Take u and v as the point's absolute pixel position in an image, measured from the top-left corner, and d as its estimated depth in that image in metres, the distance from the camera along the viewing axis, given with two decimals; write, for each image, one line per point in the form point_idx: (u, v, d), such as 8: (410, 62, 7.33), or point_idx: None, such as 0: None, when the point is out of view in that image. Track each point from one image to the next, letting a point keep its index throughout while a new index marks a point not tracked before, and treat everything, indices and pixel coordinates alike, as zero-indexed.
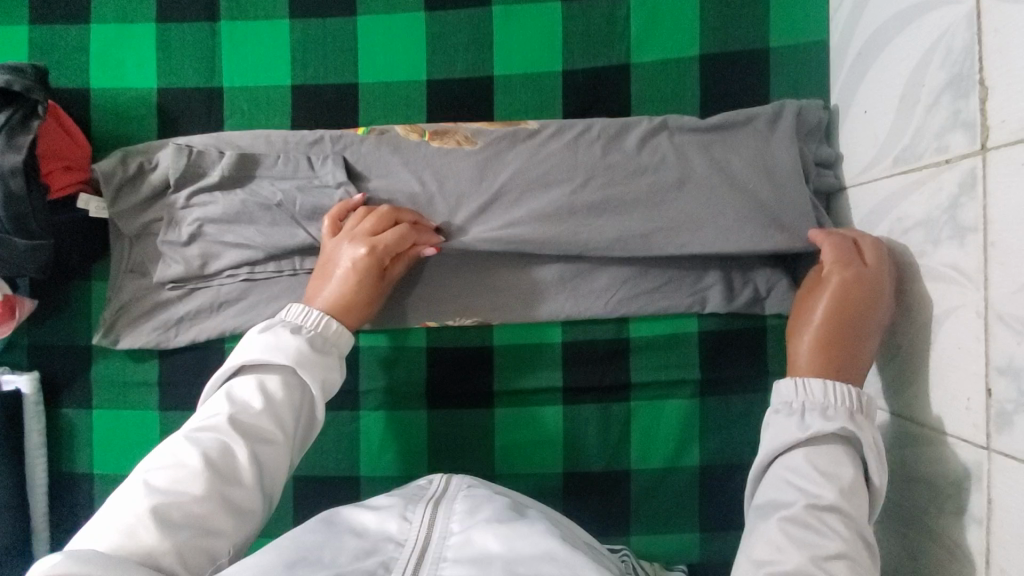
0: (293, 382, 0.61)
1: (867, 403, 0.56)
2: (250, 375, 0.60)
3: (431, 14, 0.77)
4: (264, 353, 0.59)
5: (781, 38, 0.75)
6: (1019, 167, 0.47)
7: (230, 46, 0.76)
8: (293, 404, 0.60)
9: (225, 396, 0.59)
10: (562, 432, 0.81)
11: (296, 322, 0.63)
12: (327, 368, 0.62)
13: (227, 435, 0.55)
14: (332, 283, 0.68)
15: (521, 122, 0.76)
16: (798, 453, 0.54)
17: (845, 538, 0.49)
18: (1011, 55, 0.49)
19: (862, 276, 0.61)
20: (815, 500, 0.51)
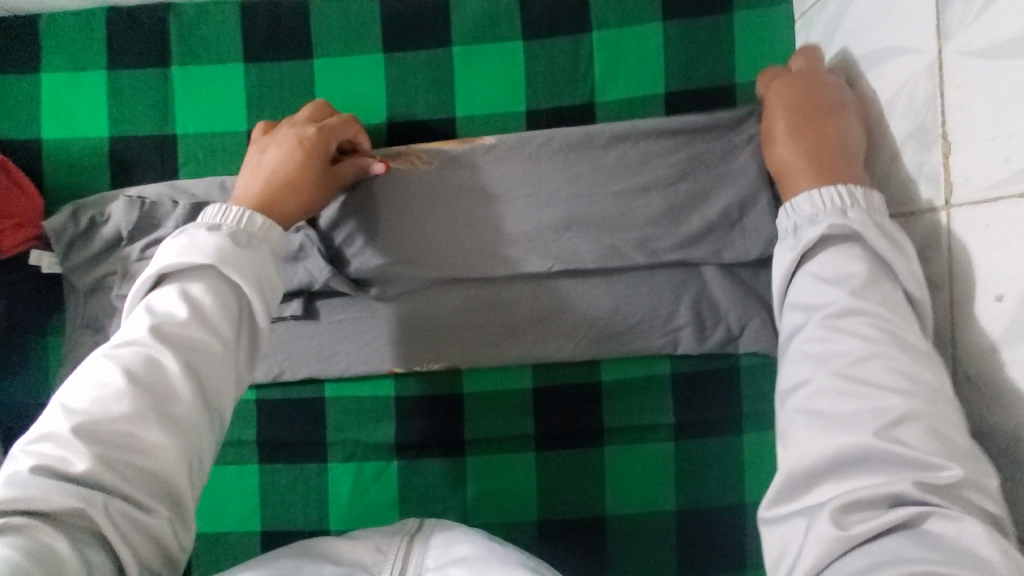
0: (221, 284, 0.51)
1: (864, 195, 0.51)
2: (171, 283, 0.51)
3: (388, 55, 0.74)
4: (181, 256, 0.51)
5: (747, 75, 0.73)
6: (984, 229, 0.45)
7: (185, 93, 0.75)
8: (226, 305, 0.50)
9: (145, 308, 0.50)
10: (536, 479, 0.75)
11: (217, 223, 0.54)
12: (258, 263, 0.53)
13: (151, 347, 0.47)
14: (264, 167, 0.61)
15: (477, 138, 0.72)
16: (805, 272, 0.50)
17: (875, 340, 0.44)
18: (973, 112, 0.45)
19: (801, 87, 0.59)
20: (831, 309, 0.47)
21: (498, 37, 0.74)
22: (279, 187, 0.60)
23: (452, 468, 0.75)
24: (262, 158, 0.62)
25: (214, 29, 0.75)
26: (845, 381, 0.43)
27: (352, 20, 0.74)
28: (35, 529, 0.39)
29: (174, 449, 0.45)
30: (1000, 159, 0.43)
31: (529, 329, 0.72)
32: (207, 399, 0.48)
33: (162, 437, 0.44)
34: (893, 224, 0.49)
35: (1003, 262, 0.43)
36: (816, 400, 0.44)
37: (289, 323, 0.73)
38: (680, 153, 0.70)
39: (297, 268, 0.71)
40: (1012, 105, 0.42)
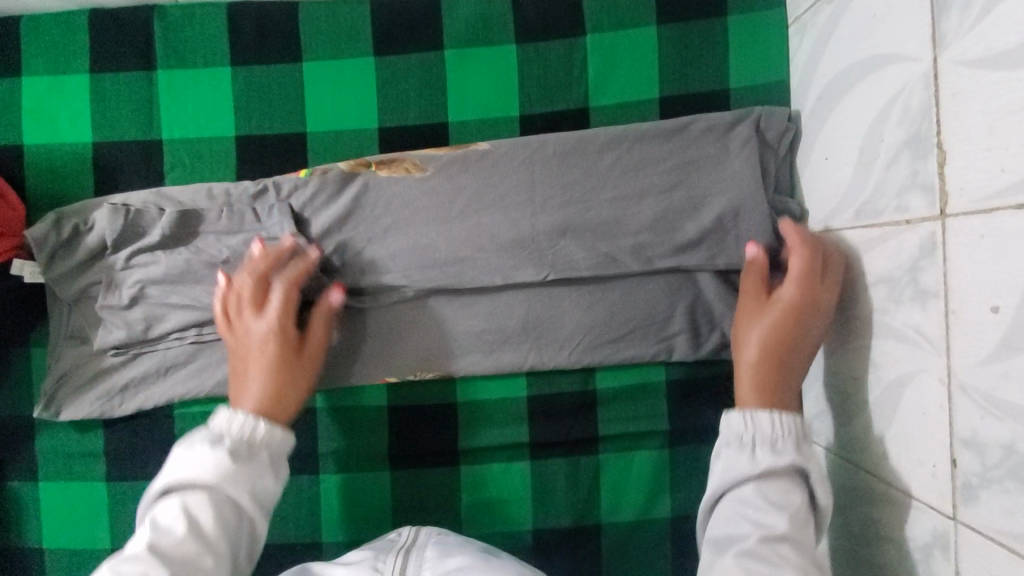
0: (219, 500, 0.56)
1: (808, 432, 0.57)
2: (175, 496, 0.56)
3: (379, 58, 0.73)
4: (187, 472, 0.57)
5: (741, 79, 0.72)
6: (979, 240, 0.45)
7: (170, 97, 0.73)
8: (224, 519, 0.56)
9: (151, 520, 0.55)
10: (531, 489, 0.74)
11: (218, 432, 0.59)
12: (254, 475, 0.58)
13: (148, 561, 0.52)
14: (250, 370, 0.64)
15: (472, 144, 0.72)
16: (750, 486, 0.55)
17: (795, 564, 0.52)
18: (969, 122, 0.45)
19: (806, 302, 0.60)
20: (769, 532, 0.53)
21: (490, 40, 0.73)
22: (275, 392, 0.63)
23: (446, 478, 0.75)
24: (251, 344, 0.65)
25: (200, 32, 0.73)
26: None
27: (342, 22, 0.73)
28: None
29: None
30: (997, 170, 0.43)
31: (524, 337, 0.72)
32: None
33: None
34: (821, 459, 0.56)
35: (999, 273, 0.43)
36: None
37: None
38: (674, 158, 0.70)
39: None
40: (1010, 116, 0.42)
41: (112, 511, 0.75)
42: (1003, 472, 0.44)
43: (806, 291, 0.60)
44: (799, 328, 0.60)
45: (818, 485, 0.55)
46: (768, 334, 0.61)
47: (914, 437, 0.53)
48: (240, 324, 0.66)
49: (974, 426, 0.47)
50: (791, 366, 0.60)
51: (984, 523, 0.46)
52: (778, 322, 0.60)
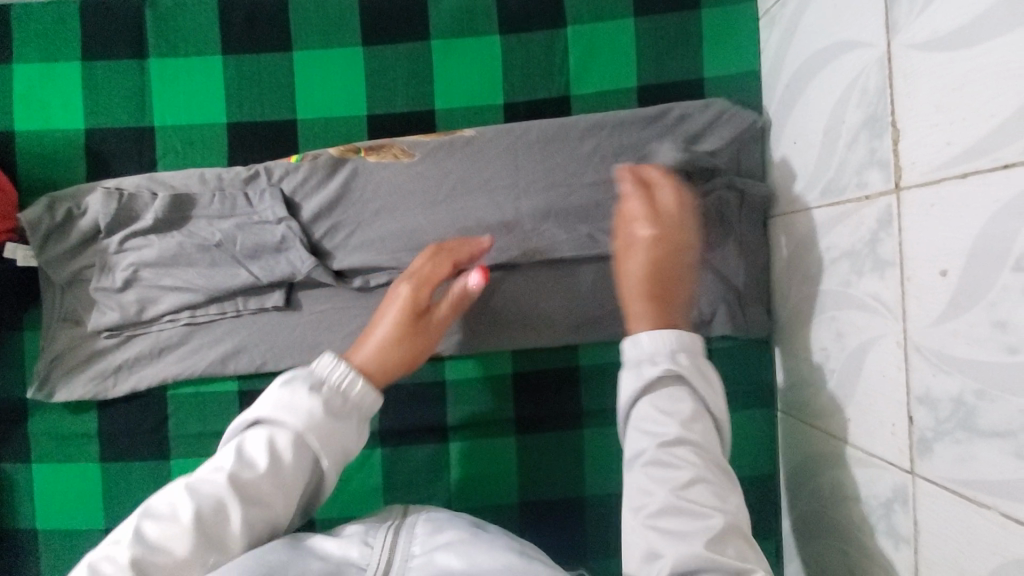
0: (303, 446, 0.52)
1: (687, 335, 0.56)
2: (265, 428, 0.52)
3: (367, 48, 0.75)
4: (279, 409, 0.52)
5: (714, 69, 0.76)
6: (929, 209, 0.48)
7: (162, 85, 0.75)
8: (304, 465, 0.52)
9: (237, 444, 0.52)
10: (518, 463, 0.77)
11: (322, 377, 0.55)
12: (342, 435, 0.54)
13: (223, 494, 0.49)
14: (376, 325, 0.62)
15: (458, 130, 0.74)
16: (642, 403, 0.54)
17: (695, 467, 0.51)
18: (918, 99, 0.49)
19: (665, 240, 0.62)
20: (664, 439, 0.52)
21: (475, 30, 0.76)
22: (382, 349, 0.60)
23: (435, 455, 0.77)
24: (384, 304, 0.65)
25: (192, 22, 0.75)
26: (677, 500, 0.49)
27: (331, 14, 0.75)
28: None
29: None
30: (944, 143, 0.46)
31: (511, 316, 0.75)
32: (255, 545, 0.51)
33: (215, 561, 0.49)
34: (701, 356, 0.55)
35: (947, 239, 0.47)
36: (665, 516, 0.49)
37: (270, 313, 0.74)
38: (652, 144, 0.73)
39: (278, 258, 0.72)
40: (953, 92, 0.45)
41: (106, 491, 0.76)
42: (953, 424, 0.48)
43: (659, 229, 0.62)
44: (668, 257, 0.62)
45: (701, 386, 0.54)
46: (657, 256, 0.61)
47: (876, 400, 0.57)
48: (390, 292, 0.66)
49: (928, 384, 0.50)
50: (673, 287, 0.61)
51: (938, 473, 0.50)
52: (665, 246, 0.62)
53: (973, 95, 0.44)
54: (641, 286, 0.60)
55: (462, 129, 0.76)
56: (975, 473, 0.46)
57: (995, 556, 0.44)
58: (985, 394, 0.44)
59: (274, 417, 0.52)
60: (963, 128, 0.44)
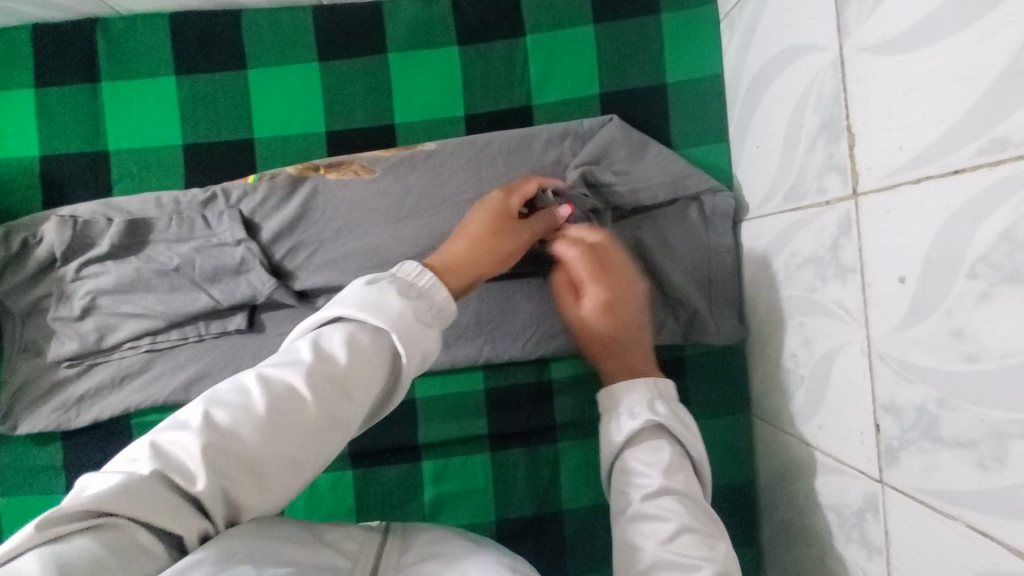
0: (383, 346, 0.47)
1: (660, 384, 0.59)
2: (344, 325, 0.47)
3: (324, 64, 0.74)
4: (364, 305, 0.47)
5: (677, 74, 0.75)
6: (886, 215, 0.47)
7: (116, 108, 0.74)
8: (382, 364, 0.46)
9: (314, 337, 0.46)
10: (493, 480, 0.75)
11: (408, 281, 0.51)
12: (421, 337, 0.48)
13: (301, 386, 0.43)
14: (464, 234, 0.61)
15: (418, 144, 0.73)
16: (628, 456, 0.55)
17: (680, 514, 0.49)
18: (871, 104, 0.48)
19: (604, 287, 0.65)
20: (649, 490, 0.51)
21: (433, 43, 0.74)
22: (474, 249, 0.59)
23: (408, 474, 0.75)
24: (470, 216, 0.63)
25: (143, 42, 0.74)
26: (667, 556, 0.47)
27: (285, 30, 0.74)
28: (128, 527, 0.37)
29: (275, 483, 0.42)
30: (897, 148, 0.45)
31: (479, 331, 0.73)
32: (323, 444, 0.44)
33: (280, 458, 0.42)
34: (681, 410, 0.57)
35: (904, 245, 0.46)
36: (659, 574, 0.46)
37: (233, 337, 0.72)
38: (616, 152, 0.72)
39: (239, 280, 0.71)
40: (903, 96, 0.44)
41: None
42: (918, 433, 0.46)
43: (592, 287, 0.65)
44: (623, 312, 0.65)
45: (683, 434, 0.55)
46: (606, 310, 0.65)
47: (844, 407, 0.56)
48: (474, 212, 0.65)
49: (892, 392, 0.49)
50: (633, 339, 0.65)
51: (906, 482, 0.49)
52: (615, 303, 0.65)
53: (921, 99, 0.43)
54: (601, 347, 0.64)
55: (423, 143, 0.74)
56: (940, 484, 0.45)
57: (964, 568, 0.43)
58: (947, 403, 0.43)
59: (354, 314, 0.47)
60: (914, 132, 0.43)
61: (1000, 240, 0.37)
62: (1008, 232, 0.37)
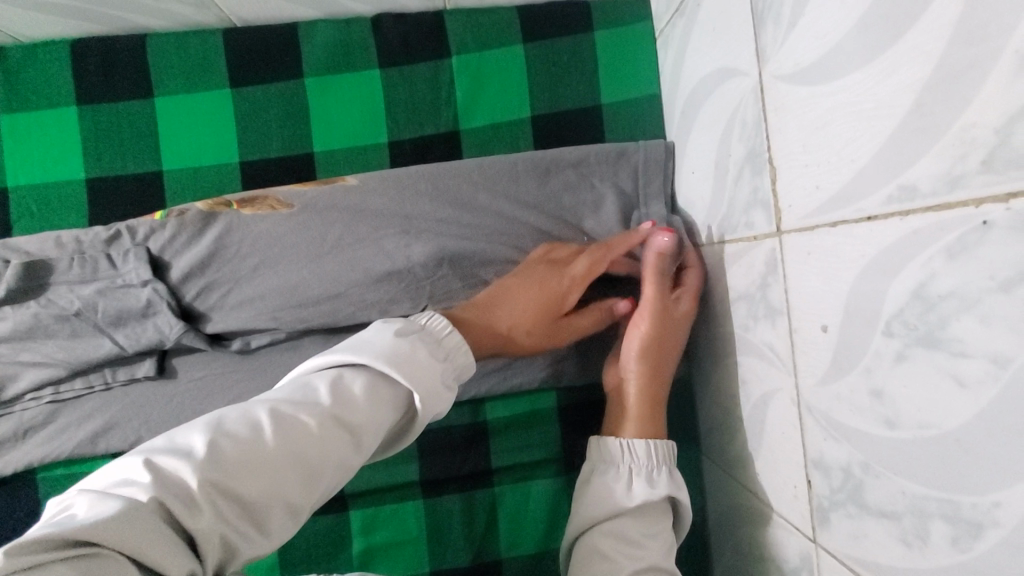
0: (402, 400, 0.45)
1: (671, 454, 0.58)
2: (362, 369, 0.44)
3: (236, 90, 0.70)
4: (393, 360, 0.44)
5: (611, 94, 0.71)
6: (808, 258, 0.43)
7: (15, 142, 0.69)
8: (396, 412, 0.44)
9: (330, 379, 0.43)
10: (427, 528, 0.71)
11: (436, 337, 0.50)
12: (430, 388, 0.45)
13: (319, 427, 0.40)
14: (505, 309, 0.61)
15: (339, 178, 0.68)
16: (625, 518, 0.53)
17: None
18: (788, 137, 0.44)
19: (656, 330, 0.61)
20: (643, 563, 0.50)
21: (353, 66, 0.70)
22: (504, 335, 0.61)
23: (335, 525, 0.71)
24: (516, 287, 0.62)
25: (43, 71, 0.69)
26: None
27: (194, 55, 0.70)
28: (117, 564, 0.30)
29: (275, 527, 0.37)
30: (813, 186, 0.42)
31: None
32: (322, 489, 0.40)
33: (282, 500, 0.37)
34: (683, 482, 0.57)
35: (825, 292, 0.42)
36: None
37: (143, 384, 0.68)
38: (544, 181, 0.66)
39: (146, 324, 0.66)
40: (817, 131, 0.40)
41: None
42: (846, 495, 0.43)
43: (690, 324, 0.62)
44: (672, 337, 0.61)
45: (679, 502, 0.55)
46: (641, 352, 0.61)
47: (777, 458, 0.52)
48: (520, 270, 0.63)
49: (821, 448, 0.45)
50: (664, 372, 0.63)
51: (838, 547, 0.45)
52: (652, 357, 0.61)
53: (833, 136, 0.39)
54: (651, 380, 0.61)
55: (344, 173, 0.70)
56: (869, 554, 0.41)
57: None
58: (870, 467, 0.39)
59: (378, 365, 0.44)
60: (828, 171, 0.40)
61: (913, 298, 0.34)
62: (919, 290, 0.34)
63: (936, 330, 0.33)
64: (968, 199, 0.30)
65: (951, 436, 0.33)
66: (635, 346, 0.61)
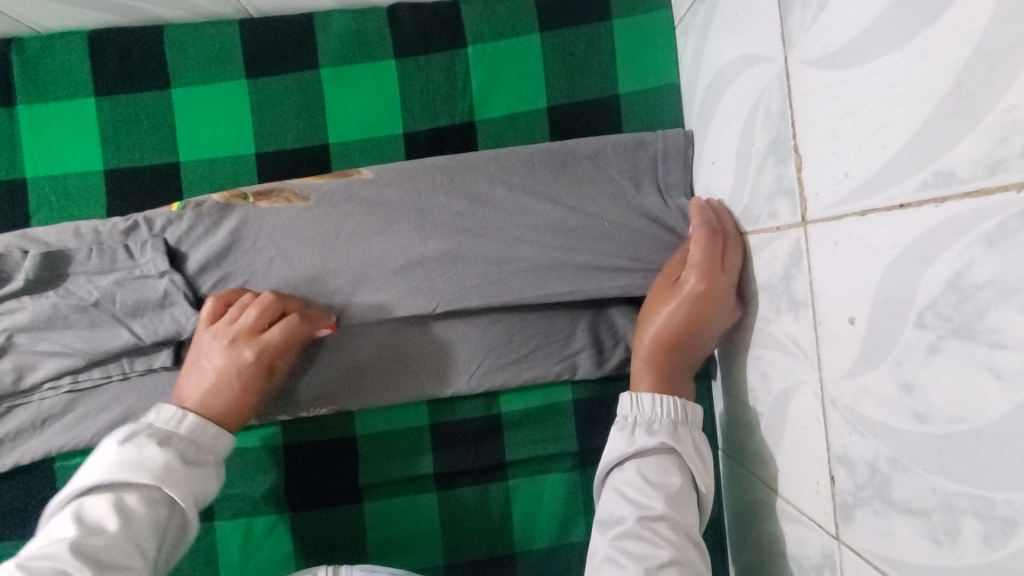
0: (156, 496, 0.53)
1: (690, 409, 0.57)
2: (102, 493, 0.52)
3: (252, 80, 0.70)
4: (114, 470, 0.52)
5: (629, 84, 0.70)
6: (834, 248, 0.42)
7: (33, 133, 0.70)
8: (159, 512, 0.53)
9: (74, 511, 0.51)
10: (440, 520, 0.71)
11: (168, 430, 0.56)
12: (200, 481, 0.56)
13: (108, 527, 0.50)
14: (222, 386, 0.60)
15: (355, 171, 0.66)
16: (629, 466, 0.55)
17: (674, 545, 0.51)
18: (815, 124, 0.43)
19: (701, 294, 0.56)
20: (647, 511, 0.52)
21: (368, 57, 0.70)
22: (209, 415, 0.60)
23: (350, 517, 0.71)
24: (211, 358, 0.61)
25: (61, 62, 0.69)
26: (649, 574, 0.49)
27: (210, 46, 0.69)
28: None
29: None
30: (842, 174, 0.41)
31: (417, 359, 0.67)
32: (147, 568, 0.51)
33: None
34: (700, 439, 0.57)
35: (852, 283, 0.41)
36: None
37: (160, 374, 0.68)
38: (562, 172, 0.65)
39: (163, 314, 0.66)
40: (847, 117, 0.39)
41: None
42: (871, 492, 0.42)
43: (710, 289, 0.56)
44: (715, 300, 0.56)
45: (688, 456, 0.55)
46: (676, 313, 0.58)
47: (798, 453, 0.51)
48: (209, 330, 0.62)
49: (846, 443, 0.44)
50: (689, 346, 0.59)
51: (861, 544, 0.44)
52: (690, 323, 0.57)
53: (864, 121, 0.38)
54: (655, 343, 0.59)
55: (359, 165, 0.70)
56: (895, 551, 0.40)
57: None
58: (898, 463, 0.39)
59: (114, 478, 0.52)
60: (858, 158, 0.39)
61: (948, 287, 0.33)
62: (954, 279, 0.33)
63: (972, 321, 0.32)
64: (1008, 184, 0.29)
65: (985, 431, 0.32)
66: (668, 310, 0.58)
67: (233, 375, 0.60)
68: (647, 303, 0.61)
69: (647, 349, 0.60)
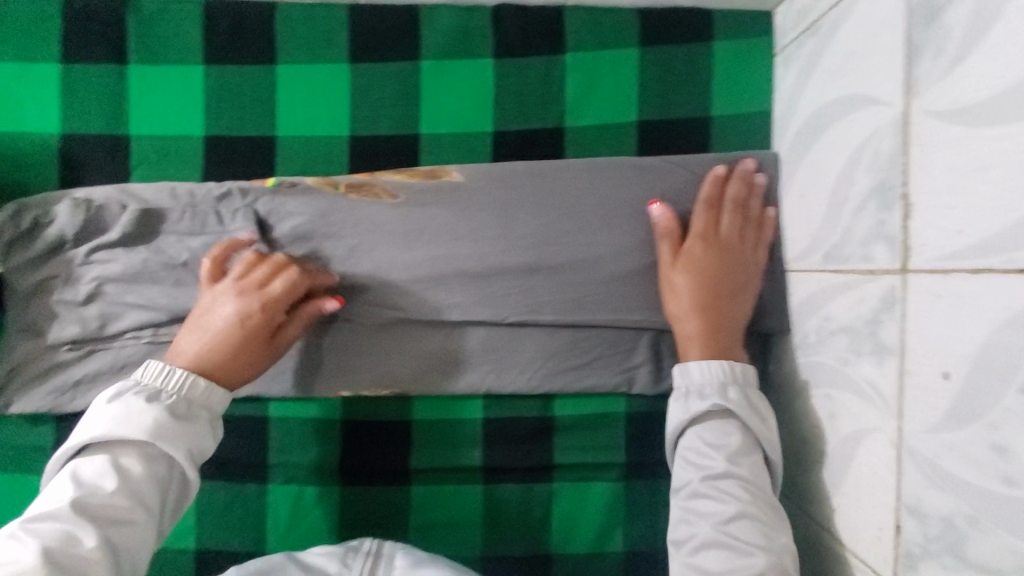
0: (152, 450, 0.53)
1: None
2: (99, 451, 0.52)
3: (354, 65, 0.72)
4: (109, 427, 0.52)
5: (722, 107, 0.70)
6: (935, 301, 0.43)
7: (141, 92, 0.73)
8: (157, 468, 0.53)
9: (73, 469, 0.52)
10: (483, 513, 0.73)
11: (157, 387, 0.55)
12: (196, 436, 0.55)
13: (104, 486, 0.50)
14: (222, 339, 0.59)
15: (445, 172, 0.67)
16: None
17: None
18: (933, 175, 0.43)
19: (721, 245, 0.62)
20: None
21: (468, 53, 0.71)
22: (208, 371, 0.58)
23: (396, 498, 0.73)
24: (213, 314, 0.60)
25: (174, 27, 0.72)
26: None
27: (317, 27, 0.72)
28: None
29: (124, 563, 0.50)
30: (956, 230, 0.41)
31: (481, 354, 0.69)
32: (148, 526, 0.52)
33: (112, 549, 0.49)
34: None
35: (952, 338, 0.41)
36: None
37: None
38: (646, 191, 0.66)
39: None
40: (971, 174, 0.40)
41: None
42: (942, 545, 0.42)
43: (694, 241, 0.62)
44: (739, 252, 0.62)
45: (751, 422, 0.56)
46: (696, 269, 0.61)
47: (864, 498, 0.51)
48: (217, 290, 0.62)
49: (919, 495, 0.44)
50: (735, 287, 0.62)
51: None
52: (728, 276, 0.61)
53: (990, 181, 0.38)
54: (685, 296, 0.61)
55: (446, 159, 0.71)
56: None
57: None
58: (977, 522, 0.39)
59: (107, 436, 0.52)
60: (979, 216, 0.39)
61: None
62: None
63: None
64: None
65: None
66: (682, 274, 0.62)
67: (234, 329, 0.59)
68: (660, 275, 0.64)
69: (686, 305, 0.61)
